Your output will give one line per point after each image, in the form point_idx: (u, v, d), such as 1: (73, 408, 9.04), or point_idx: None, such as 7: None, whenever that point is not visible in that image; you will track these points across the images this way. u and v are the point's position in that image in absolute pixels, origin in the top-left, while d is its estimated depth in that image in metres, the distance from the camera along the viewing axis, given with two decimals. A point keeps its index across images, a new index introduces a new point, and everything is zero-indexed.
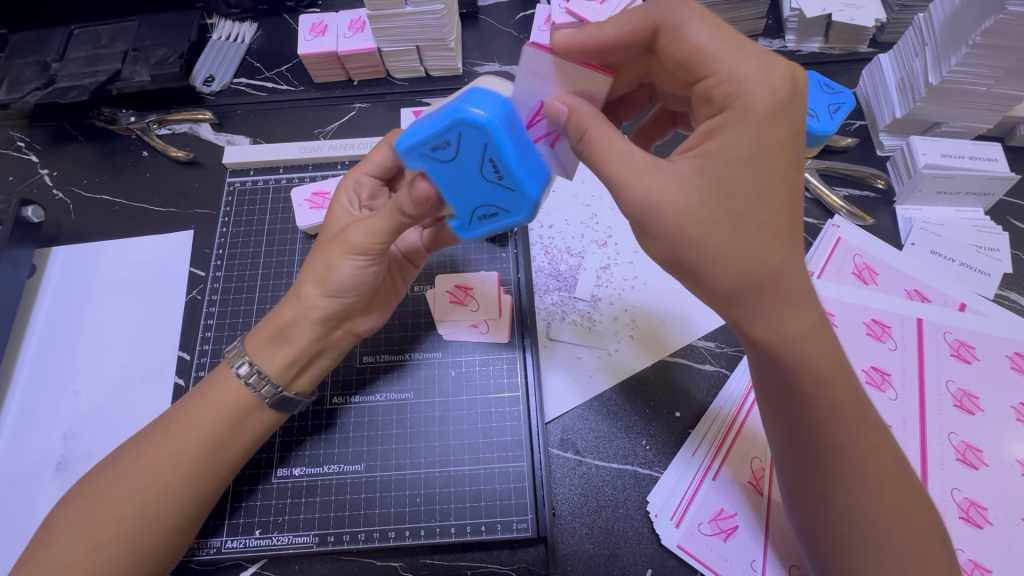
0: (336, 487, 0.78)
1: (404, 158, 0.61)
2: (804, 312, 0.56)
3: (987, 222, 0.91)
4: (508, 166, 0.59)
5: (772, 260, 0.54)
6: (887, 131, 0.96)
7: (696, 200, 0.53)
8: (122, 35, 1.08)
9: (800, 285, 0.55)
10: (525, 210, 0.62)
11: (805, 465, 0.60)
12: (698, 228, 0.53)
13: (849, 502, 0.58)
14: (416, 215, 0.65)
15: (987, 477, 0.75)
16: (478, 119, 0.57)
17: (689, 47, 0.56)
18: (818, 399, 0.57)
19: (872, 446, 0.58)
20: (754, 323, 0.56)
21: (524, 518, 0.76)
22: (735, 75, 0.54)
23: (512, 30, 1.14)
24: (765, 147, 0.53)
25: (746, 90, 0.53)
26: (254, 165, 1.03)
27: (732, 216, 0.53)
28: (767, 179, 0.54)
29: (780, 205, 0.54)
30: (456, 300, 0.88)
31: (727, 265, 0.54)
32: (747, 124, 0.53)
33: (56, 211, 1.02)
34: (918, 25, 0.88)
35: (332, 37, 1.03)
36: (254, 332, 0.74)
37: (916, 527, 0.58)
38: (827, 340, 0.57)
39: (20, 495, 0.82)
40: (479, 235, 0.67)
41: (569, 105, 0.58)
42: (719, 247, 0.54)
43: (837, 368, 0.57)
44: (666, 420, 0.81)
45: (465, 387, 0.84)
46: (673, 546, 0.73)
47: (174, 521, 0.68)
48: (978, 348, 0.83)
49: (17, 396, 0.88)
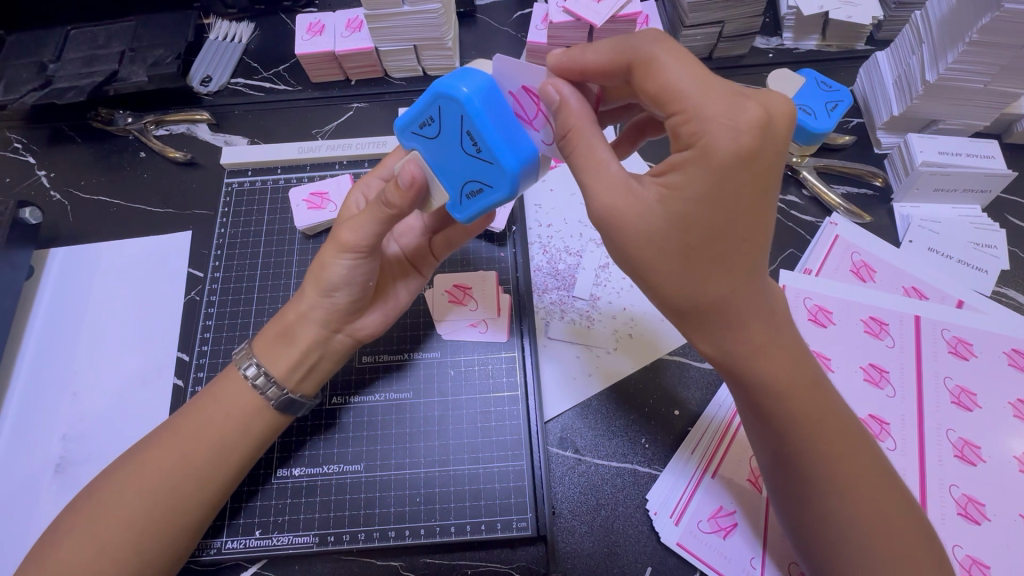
0: (336, 486, 0.78)
1: (402, 138, 0.66)
2: (750, 334, 0.58)
3: (984, 219, 0.91)
4: (483, 138, 0.58)
5: (720, 288, 0.56)
6: (885, 129, 0.96)
7: (648, 230, 0.55)
8: (119, 35, 1.08)
9: (748, 312, 0.58)
10: (506, 186, 0.61)
11: (780, 471, 0.62)
12: (651, 252, 0.55)
13: (827, 506, 0.59)
14: (401, 207, 0.66)
15: (985, 474, 0.76)
16: (454, 93, 0.57)
17: (661, 85, 0.53)
18: (776, 411, 0.59)
19: (842, 453, 0.59)
20: (703, 340, 0.60)
21: (524, 516, 0.76)
22: (702, 114, 0.52)
23: (510, 28, 1.14)
24: (722, 189, 0.53)
25: (710, 133, 0.52)
26: (252, 165, 1.03)
27: (685, 245, 0.55)
28: (724, 218, 0.54)
29: (739, 235, 0.55)
30: (455, 300, 0.88)
31: (675, 287, 0.57)
32: (707, 167, 0.52)
33: (54, 213, 1.01)
34: (915, 22, 0.88)
35: (329, 37, 1.03)
36: (263, 334, 0.77)
37: (898, 529, 0.58)
38: (784, 359, 0.59)
39: (20, 497, 0.82)
40: (472, 216, 0.66)
41: (562, 94, 0.58)
42: (666, 274, 0.56)
43: (795, 382, 0.59)
44: (666, 418, 0.81)
45: (463, 387, 0.84)
46: (672, 544, 0.74)
47: (184, 523, 0.68)
48: (975, 345, 0.83)
49: (17, 398, 0.88)
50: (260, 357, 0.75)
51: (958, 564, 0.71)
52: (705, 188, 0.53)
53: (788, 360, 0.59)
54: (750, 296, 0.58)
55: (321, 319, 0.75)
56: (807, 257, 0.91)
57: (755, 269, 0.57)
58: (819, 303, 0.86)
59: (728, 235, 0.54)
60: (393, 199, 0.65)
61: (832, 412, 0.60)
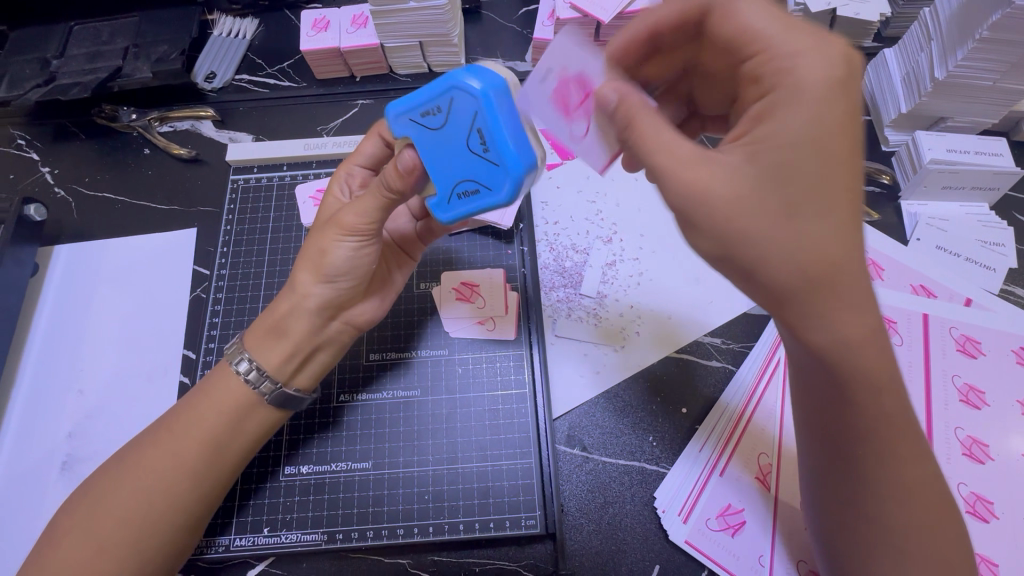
0: (344, 484, 0.78)
1: (397, 124, 0.64)
2: (862, 316, 0.52)
3: (992, 217, 0.91)
4: (496, 139, 0.59)
5: (830, 256, 0.51)
6: (893, 126, 0.96)
7: (745, 189, 0.51)
8: (123, 31, 1.08)
9: (859, 288, 0.51)
10: (506, 188, 0.61)
11: (847, 470, 0.59)
12: (748, 219, 0.51)
13: (885, 506, 0.57)
14: (401, 193, 0.67)
15: (992, 472, 0.76)
16: (470, 86, 0.58)
17: (739, 29, 0.57)
18: (863, 399, 0.55)
19: (915, 452, 0.57)
20: (812, 329, 0.52)
21: (533, 515, 0.76)
22: (786, 53, 0.54)
23: (515, 24, 1.13)
24: (821, 128, 0.51)
25: (799, 67, 0.53)
26: (258, 162, 1.02)
27: (786, 206, 0.51)
28: (823, 170, 0.51)
29: (837, 196, 0.51)
30: (463, 297, 0.88)
31: (779, 256, 0.51)
32: (802, 104, 0.52)
33: (58, 210, 1.01)
34: (924, 18, 0.88)
35: (334, 33, 1.03)
36: (253, 327, 0.75)
37: (947, 536, 0.57)
38: (882, 345, 0.54)
39: (27, 494, 0.82)
40: (462, 216, 0.66)
41: (619, 93, 0.58)
42: (766, 240, 0.51)
43: (886, 372, 0.54)
44: (673, 416, 0.81)
45: (471, 384, 0.83)
46: (680, 542, 0.74)
47: (181, 521, 0.68)
48: (984, 343, 0.83)
49: (23, 395, 0.88)
50: (252, 353, 0.73)
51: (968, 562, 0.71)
52: (802, 131, 0.51)
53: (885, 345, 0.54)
54: (860, 268, 0.52)
55: (314, 307, 0.73)
56: None
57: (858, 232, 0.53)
58: None
59: (824, 190, 0.51)
60: (393, 184, 0.66)
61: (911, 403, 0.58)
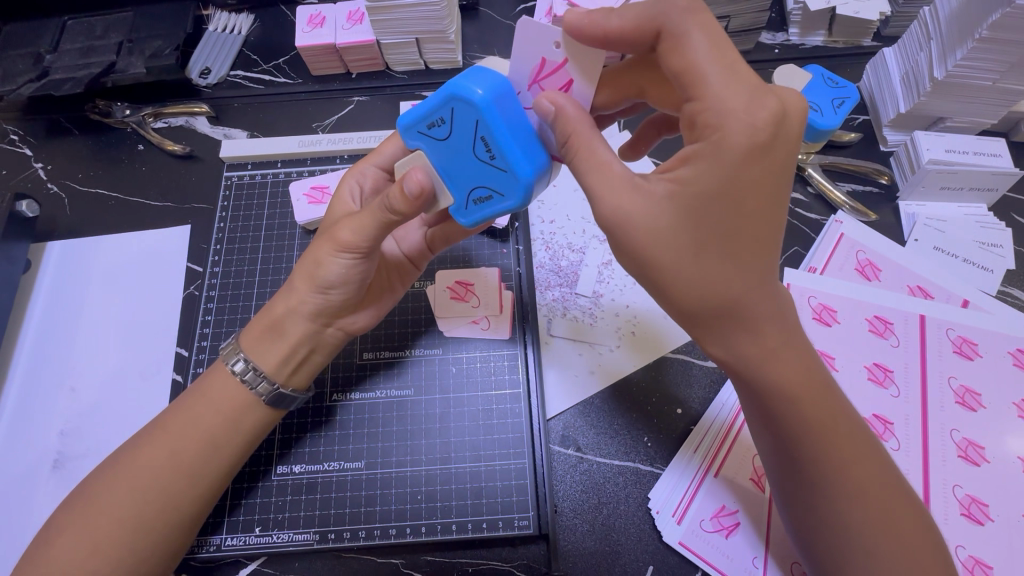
0: (337, 484, 0.78)
1: (405, 137, 0.64)
2: (763, 337, 0.58)
3: (990, 218, 0.91)
4: (499, 145, 0.58)
5: (730, 290, 0.56)
6: (892, 126, 0.95)
7: (663, 224, 0.54)
8: (117, 26, 1.07)
9: (757, 313, 0.57)
10: (519, 194, 0.61)
11: (791, 485, 0.63)
12: (664, 251, 0.55)
13: (830, 510, 0.60)
14: (405, 213, 0.64)
15: (988, 474, 0.75)
16: (472, 96, 0.57)
17: (683, 64, 0.53)
18: (789, 415, 0.60)
19: (852, 450, 0.60)
20: (714, 344, 0.60)
21: (526, 515, 0.75)
22: (720, 106, 0.52)
23: (512, 22, 1.12)
24: (737, 184, 0.53)
25: (727, 126, 0.52)
26: (253, 159, 1.01)
27: (696, 243, 0.54)
28: (736, 217, 0.54)
29: (748, 233, 0.55)
30: (458, 295, 0.87)
31: (685, 286, 0.56)
32: (722, 158, 0.52)
33: (51, 206, 1.00)
34: (923, 18, 0.87)
35: (330, 29, 1.02)
36: (247, 329, 0.75)
37: (909, 534, 0.59)
38: (790, 358, 0.59)
39: (18, 491, 0.81)
40: (477, 220, 0.66)
41: (557, 105, 0.56)
42: (681, 269, 0.55)
43: (801, 378, 0.59)
44: (669, 417, 0.81)
45: (464, 384, 0.83)
46: (674, 543, 0.73)
47: (176, 519, 0.67)
48: (981, 345, 0.82)
49: (14, 392, 0.87)
50: (247, 351, 0.73)
51: (961, 563, 0.71)
52: (716, 185, 0.53)
53: (795, 358, 0.60)
54: (755, 298, 0.57)
55: (310, 313, 0.73)
56: (811, 256, 0.90)
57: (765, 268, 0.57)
58: (824, 302, 0.86)
59: (738, 232, 0.55)
60: (396, 205, 0.63)
61: (838, 408, 0.61)
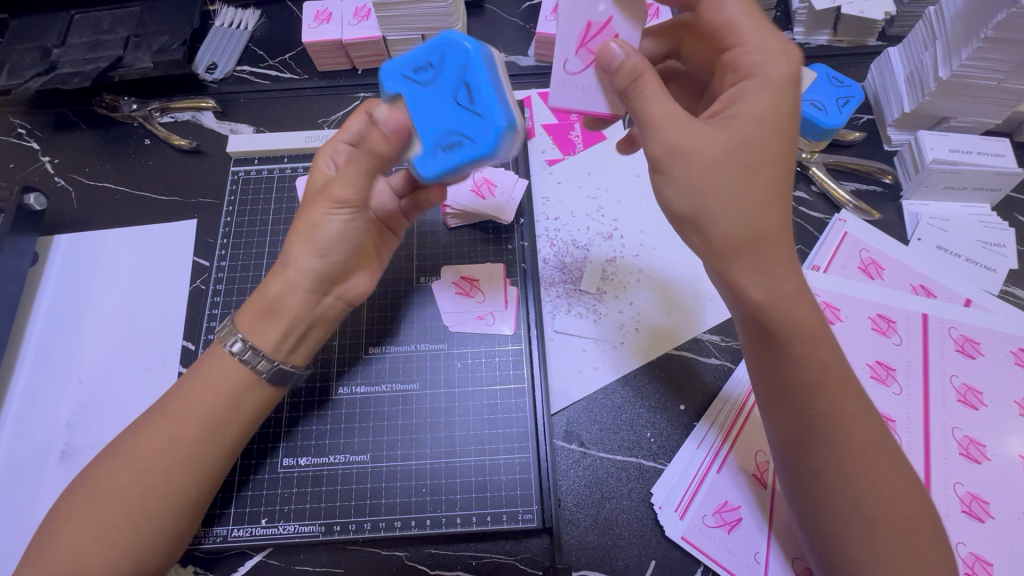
0: (342, 477, 0.78)
1: (385, 81, 0.66)
2: (787, 276, 0.60)
3: (993, 217, 0.91)
4: (480, 91, 0.64)
5: (771, 218, 0.58)
6: (895, 126, 0.96)
7: (718, 152, 0.57)
8: (124, 21, 1.07)
9: (786, 245, 0.60)
10: (492, 140, 0.64)
11: (801, 463, 0.62)
12: (717, 179, 0.57)
13: (831, 468, 0.60)
14: (384, 156, 0.65)
15: (989, 471, 0.76)
16: (465, 44, 0.63)
17: (724, 18, 0.62)
18: (801, 379, 0.61)
19: (857, 403, 0.61)
20: (751, 281, 0.60)
21: (530, 509, 0.76)
22: (760, 49, 0.61)
23: (519, 19, 1.13)
24: (777, 114, 0.59)
25: (768, 63, 0.60)
26: (259, 154, 1.02)
27: (746, 171, 0.58)
28: (774, 144, 0.59)
29: (783, 163, 0.59)
30: (462, 292, 0.88)
31: (734, 217, 0.58)
32: (766, 91, 0.59)
33: (59, 200, 1.01)
34: (929, 17, 0.87)
35: (336, 24, 1.02)
36: (243, 309, 0.75)
37: (904, 499, 0.60)
38: (807, 302, 0.61)
39: (26, 482, 0.82)
40: (441, 172, 0.67)
41: (625, 50, 0.60)
42: (732, 197, 0.57)
43: (814, 324, 0.61)
44: (672, 413, 0.81)
45: (469, 378, 0.83)
46: (677, 538, 0.74)
47: (178, 503, 0.67)
48: (983, 344, 0.83)
49: (22, 384, 0.88)
50: (244, 331, 0.73)
51: (961, 561, 0.72)
52: (759, 114, 0.59)
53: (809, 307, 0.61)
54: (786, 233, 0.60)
55: (308, 284, 0.73)
56: (815, 255, 0.90)
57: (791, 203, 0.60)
58: (826, 300, 0.86)
59: (775, 160, 0.59)
60: (376, 145, 0.64)
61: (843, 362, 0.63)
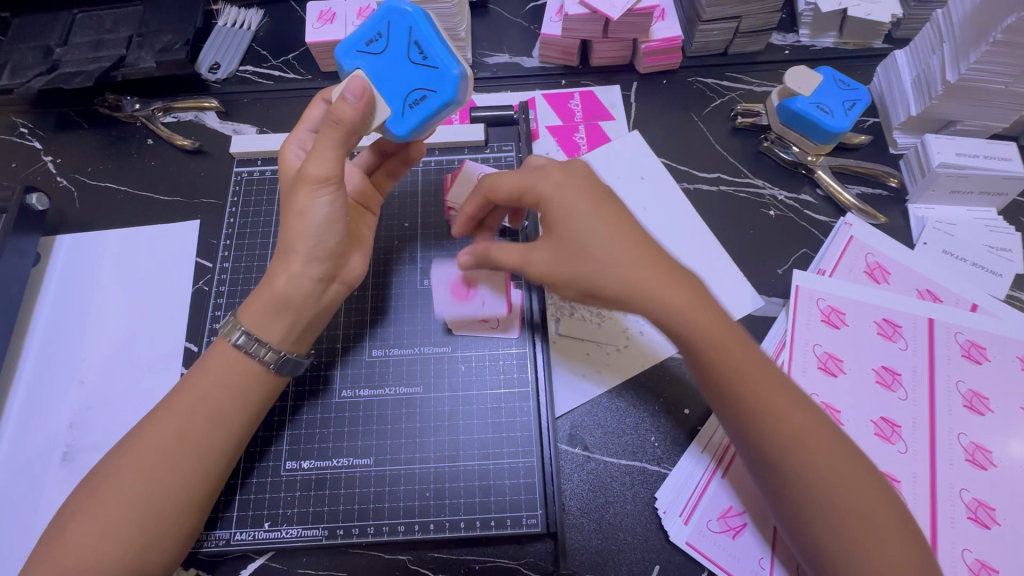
0: (345, 481, 0.78)
1: (343, 61, 0.71)
2: (675, 295, 0.64)
3: (999, 222, 0.91)
4: (430, 47, 0.68)
5: (627, 269, 0.64)
6: (902, 129, 0.95)
7: (556, 257, 0.67)
8: (127, 20, 1.07)
9: (658, 284, 0.64)
10: (451, 86, 0.68)
11: (763, 475, 0.64)
12: (576, 269, 0.66)
13: (777, 456, 0.62)
14: (352, 123, 0.66)
15: (995, 478, 0.75)
16: (405, 8, 0.69)
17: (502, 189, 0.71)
18: (721, 383, 0.64)
19: (779, 395, 0.63)
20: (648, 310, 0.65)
21: (534, 513, 0.75)
22: (525, 172, 0.71)
23: (523, 20, 1.12)
24: (564, 201, 0.67)
25: (535, 179, 0.69)
26: (262, 154, 1.00)
27: (584, 246, 0.65)
28: (590, 215, 0.66)
29: (610, 223, 0.66)
30: (458, 296, 0.85)
31: (606, 275, 0.65)
32: (553, 190, 0.68)
33: (61, 200, 1.01)
34: (936, 20, 0.87)
35: (340, 24, 1.01)
36: (249, 303, 0.73)
37: (847, 474, 0.61)
38: (709, 310, 0.64)
39: (28, 484, 0.82)
40: (413, 128, 0.70)
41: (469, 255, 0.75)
42: (596, 266, 0.65)
43: (718, 330, 0.64)
44: (676, 417, 0.81)
45: (473, 382, 0.83)
46: (681, 543, 0.74)
47: (183, 498, 0.67)
48: (989, 349, 0.82)
49: (23, 385, 0.88)
50: (248, 325, 0.72)
51: (967, 568, 0.72)
52: (563, 198, 0.67)
53: (720, 323, 0.64)
54: (654, 272, 0.64)
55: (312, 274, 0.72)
56: (819, 259, 0.90)
57: (639, 245, 0.66)
58: (832, 304, 0.86)
59: (598, 226, 0.66)
60: (342, 114, 0.65)
61: (757, 358, 0.65)
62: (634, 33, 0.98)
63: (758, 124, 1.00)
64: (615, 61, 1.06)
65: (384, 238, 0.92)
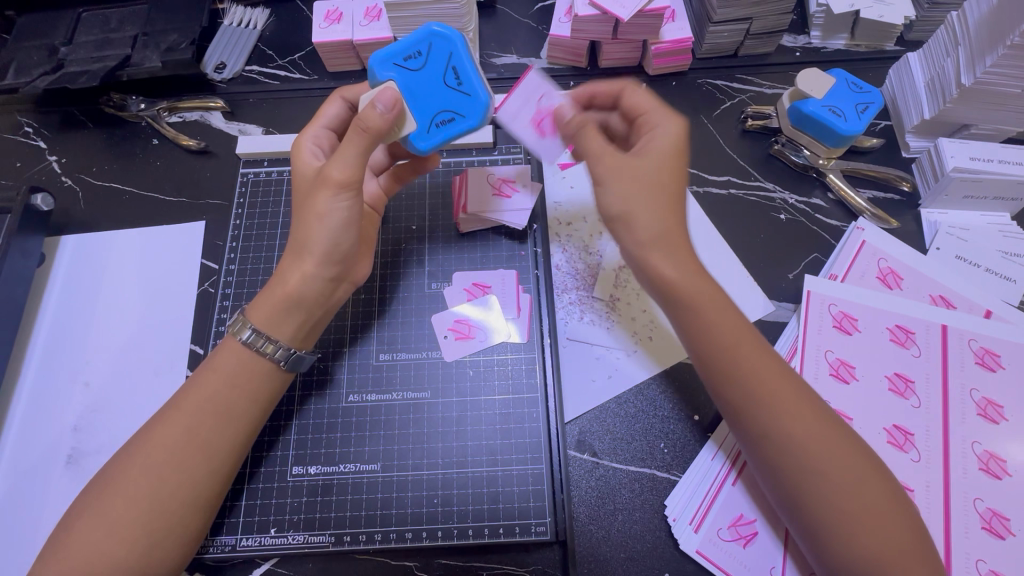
0: (352, 486, 0.77)
1: (380, 70, 0.69)
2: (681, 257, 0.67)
3: (1013, 227, 0.90)
4: (466, 74, 0.70)
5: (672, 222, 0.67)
6: (914, 131, 0.94)
7: (628, 177, 0.68)
8: (132, 19, 1.06)
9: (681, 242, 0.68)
10: (479, 115, 0.71)
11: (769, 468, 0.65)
12: (632, 191, 0.67)
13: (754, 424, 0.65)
14: (380, 131, 0.66)
15: (1009, 488, 0.74)
16: (446, 34, 0.69)
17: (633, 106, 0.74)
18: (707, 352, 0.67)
19: (758, 367, 0.66)
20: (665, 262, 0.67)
21: (543, 521, 0.75)
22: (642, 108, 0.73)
23: (531, 21, 1.11)
24: (666, 146, 0.69)
25: (655, 119, 0.72)
26: (269, 156, 1.00)
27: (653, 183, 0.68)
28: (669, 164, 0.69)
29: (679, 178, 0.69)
30: (459, 325, 0.85)
31: (647, 218, 0.67)
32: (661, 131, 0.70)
33: (66, 200, 1.00)
34: (951, 22, 0.86)
35: (347, 24, 1.01)
36: (259, 301, 0.72)
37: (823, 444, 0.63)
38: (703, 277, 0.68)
39: (31, 486, 0.81)
40: (433, 146, 0.72)
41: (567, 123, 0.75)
42: (645, 206, 0.67)
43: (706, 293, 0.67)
44: (686, 423, 0.80)
45: (481, 387, 0.82)
46: (691, 552, 0.73)
47: (191, 497, 0.66)
48: (1004, 357, 0.81)
49: (27, 386, 0.87)
50: (257, 322, 0.71)
51: None
52: (663, 141, 0.70)
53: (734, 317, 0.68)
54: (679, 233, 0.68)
55: (322, 275, 0.71)
56: (831, 264, 0.89)
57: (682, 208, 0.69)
58: (844, 310, 0.85)
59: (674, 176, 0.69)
60: (371, 121, 0.65)
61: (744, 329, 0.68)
62: (644, 34, 0.97)
63: (769, 126, 0.99)
64: (624, 62, 1.05)
65: (392, 239, 0.92)
